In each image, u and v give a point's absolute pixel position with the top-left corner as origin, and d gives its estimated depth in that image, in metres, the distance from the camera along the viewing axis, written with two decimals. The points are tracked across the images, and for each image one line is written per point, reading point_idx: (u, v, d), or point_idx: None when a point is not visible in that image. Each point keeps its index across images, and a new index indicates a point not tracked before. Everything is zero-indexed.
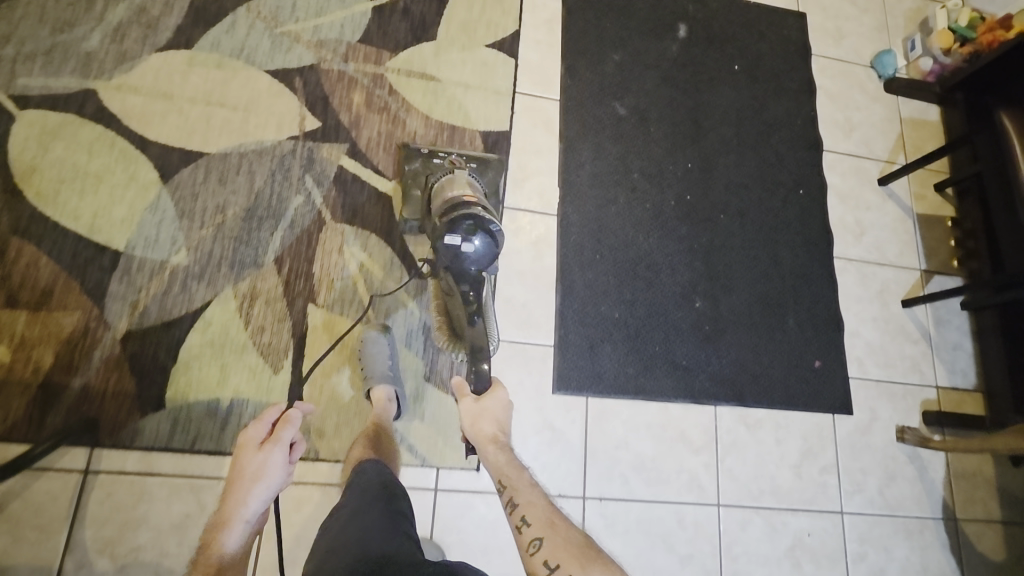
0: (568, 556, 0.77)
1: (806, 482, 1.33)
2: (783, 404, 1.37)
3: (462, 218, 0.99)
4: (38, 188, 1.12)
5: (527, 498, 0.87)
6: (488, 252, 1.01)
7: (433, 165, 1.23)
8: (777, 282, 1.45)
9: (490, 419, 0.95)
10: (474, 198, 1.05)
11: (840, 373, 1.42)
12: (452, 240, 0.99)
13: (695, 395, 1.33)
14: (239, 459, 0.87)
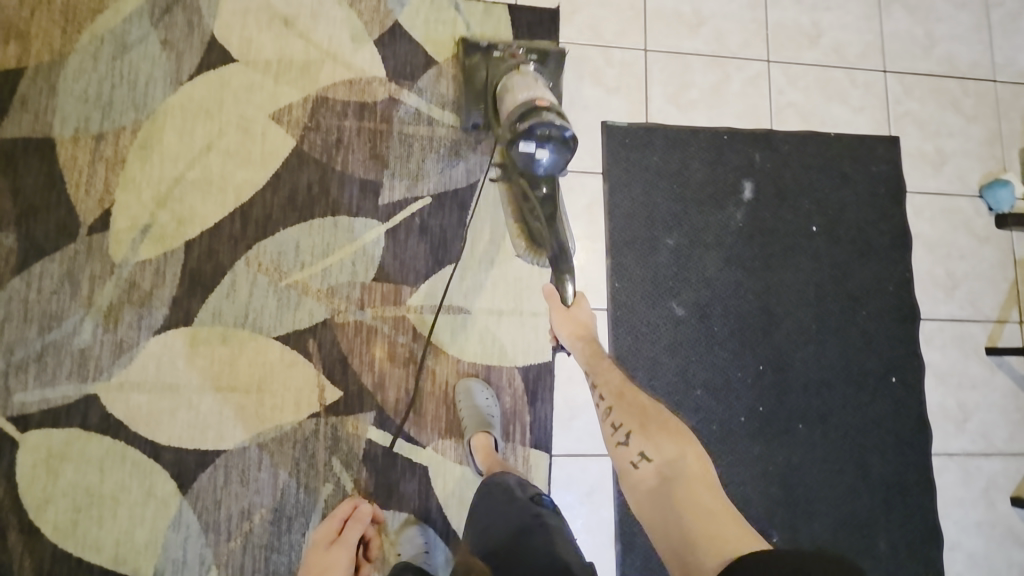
0: (631, 416, 0.94)
1: None
2: None
3: (536, 126, 1.02)
4: (55, 522, 1.05)
5: (605, 378, 1.03)
6: (561, 156, 1.07)
7: (494, 59, 1.19)
8: (862, 500, 1.29)
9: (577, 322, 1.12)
10: (545, 101, 1.04)
11: None
12: (525, 146, 1.05)
13: None
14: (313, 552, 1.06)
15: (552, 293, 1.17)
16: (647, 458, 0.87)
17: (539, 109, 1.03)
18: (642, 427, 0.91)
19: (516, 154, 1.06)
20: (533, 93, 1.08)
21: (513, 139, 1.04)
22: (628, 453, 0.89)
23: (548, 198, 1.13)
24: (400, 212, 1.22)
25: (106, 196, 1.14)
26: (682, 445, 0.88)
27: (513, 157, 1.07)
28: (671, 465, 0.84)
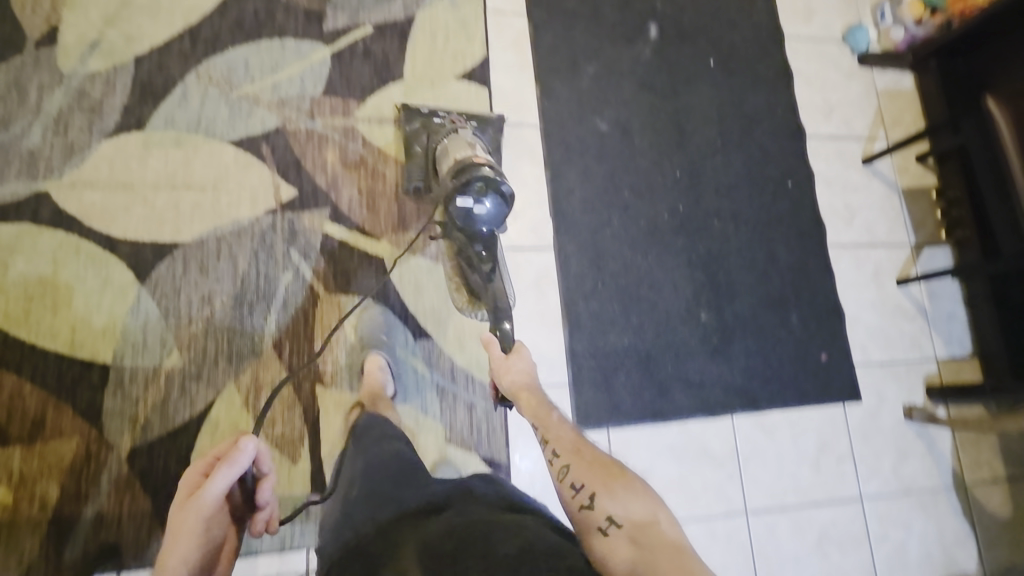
0: (592, 473, 0.71)
1: (825, 473, 1.36)
2: (797, 402, 1.38)
3: (473, 180, 1.06)
4: (6, 310, 1.05)
5: (557, 431, 0.80)
6: (499, 211, 1.10)
7: (434, 124, 1.29)
8: (777, 281, 1.45)
9: (517, 374, 0.91)
10: (482, 158, 1.10)
11: (847, 363, 1.44)
12: (463, 202, 1.08)
13: (712, 408, 1.33)
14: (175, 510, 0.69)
15: (489, 342, 0.96)
16: (617, 523, 0.64)
17: (478, 167, 1.08)
18: (598, 476, 0.70)
19: (454, 209, 1.09)
20: (472, 151, 1.15)
21: (454, 191, 1.07)
22: (591, 513, 0.67)
23: (488, 253, 1.15)
24: (343, 38, 1.32)
25: (53, 15, 1.19)
26: (649, 502, 0.66)
27: (451, 212, 1.09)
28: (646, 526, 0.64)
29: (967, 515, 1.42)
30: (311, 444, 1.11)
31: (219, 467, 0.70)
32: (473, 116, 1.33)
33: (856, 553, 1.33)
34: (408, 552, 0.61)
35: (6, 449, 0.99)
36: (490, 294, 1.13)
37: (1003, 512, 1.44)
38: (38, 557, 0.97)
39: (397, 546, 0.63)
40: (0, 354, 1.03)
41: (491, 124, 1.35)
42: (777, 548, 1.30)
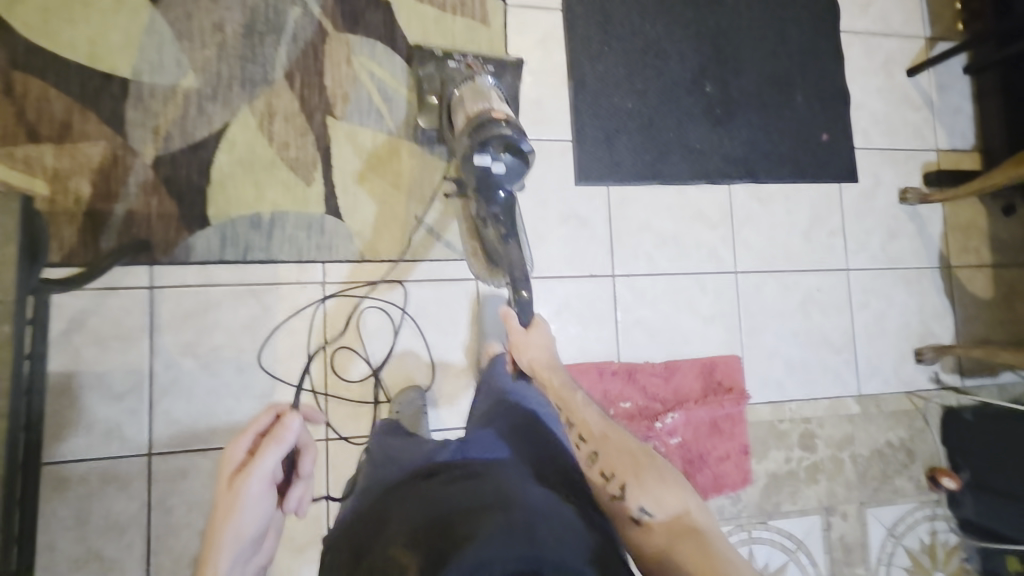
0: (623, 463, 0.73)
1: (815, 244, 1.42)
2: (794, 177, 1.42)
3: (491, 137, 1.02)
4: (25, 19, 1.08)
5: (582, 417, 0.83)
6: (517, 169, 1.05)
7: (448, 68, 1.20)
8: (786, 61, 1.45)
9: (533, 349, 0.97)
10: (501, 114, 1.05)
11: (847, 144, 1.46)
12: (480, 159, 1.02)
13: (711, 174, 1.37)
14: (224, 488, 0.68)
15: (508, 315, 1.02)
16: (648, 513, 0.68)
17: (497, 122, 1.04)
18: (632, 469, 0.72)
19: (472, 166, 1.04)
20: (490, 103, 1.09)
21: (473, 148, 1.03)
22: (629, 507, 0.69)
23: (507, 217, 1.07)
24: None
25: None
26: (679, 489, 0.69)
27: (469, 169, 1.05)
28: (678, 520, 0.67)
29: (948, 293, 1.49)
30: (323, 171, 1.17)
31: (267, 443, 0.69)
32: (487, 60, 1.22)
33: (837, 318, 1.41)
34: (412, 511, 0.64)
35: (38, 145, 1.07)
36: (507, 259, 1.05)
37: (983, 296, 1.51)
38: (77, 244, 1.06)
39: (411, 507, 0.65)
40: (25, 61, 1.07)
41: (507, 69, 1.24)
42: (761, 306, 1.38)
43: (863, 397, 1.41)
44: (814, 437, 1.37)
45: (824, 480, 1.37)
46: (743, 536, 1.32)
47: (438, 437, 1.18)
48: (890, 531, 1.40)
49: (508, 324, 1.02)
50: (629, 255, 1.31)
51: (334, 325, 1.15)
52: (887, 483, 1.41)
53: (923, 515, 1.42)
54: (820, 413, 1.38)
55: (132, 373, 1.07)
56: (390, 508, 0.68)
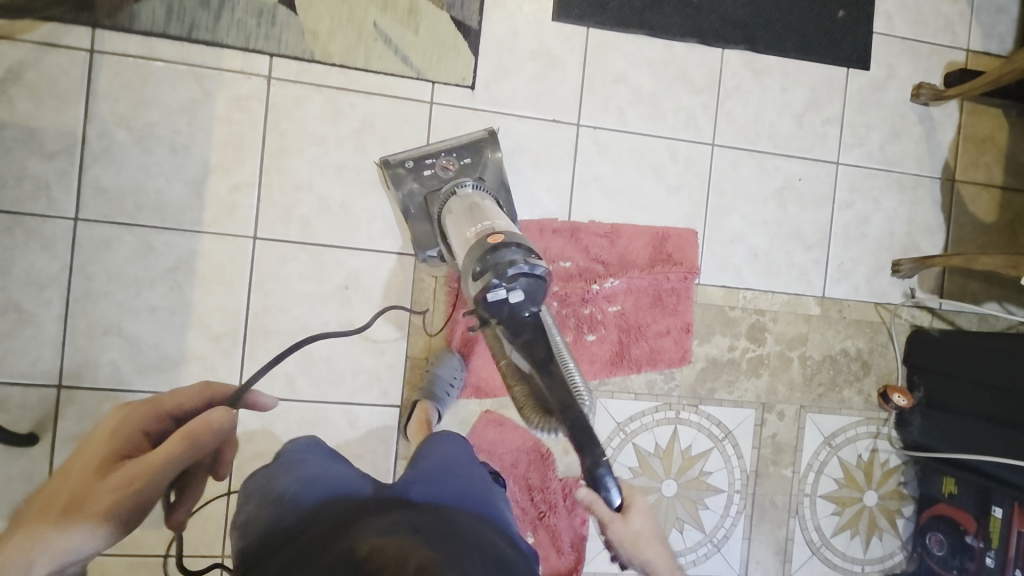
0: None
1: (807, 131, 1.31)
2: (797, 53, 1.29)
3: (498, 270, 0.87)
4: None
5: None
6: (537, 287, 0.90)
7: (428, 177, 1.10)
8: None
9: (639, 538, 0.85)
10: (497, 231, 0.92)
11: (865, 26, 1.32)
12: (497, 295, 0.88)
13: (704, 35, 1.26)
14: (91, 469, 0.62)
15: (593, 503, 0.87)
16: None
17: (503, 246, 0.89)
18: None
19: (490, 308, 0.89)
20: (490, 223, 0.95)
21: (484, 286, 0.87)
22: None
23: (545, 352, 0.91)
24: None
25: None
26: None
27: (485, 312, 0.90)
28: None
29: (944, 209, 1.37)
30: None
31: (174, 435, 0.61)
32: (463, 149, 1.12)
33: (815, 213, 1.32)
34: (392, 534, 0.64)
35: None
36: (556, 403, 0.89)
37: (984, 218, 1.39)
38: None
39: (385, 534, 0.64)
40: None
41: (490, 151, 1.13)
42: (734, 187, 1.29)
43: (826, 300, 1.34)
44: (765, 332, 1.31)
45: (766, 377, 1.32)
46: (669, 415, 1.28)
47: (368, 258, 1.15)
48: (827, 439, 1.35)
49: (594, 514, 0.87)
50: (599, 109, 1.23)
51: (274, 124, 1.11)
52: (835, 393, 1.35)
53: (867, 430, 1.36)
54: (776, 308, 1.32)
55: (67, 135, 1.05)
56: (370, 518, 0.68)
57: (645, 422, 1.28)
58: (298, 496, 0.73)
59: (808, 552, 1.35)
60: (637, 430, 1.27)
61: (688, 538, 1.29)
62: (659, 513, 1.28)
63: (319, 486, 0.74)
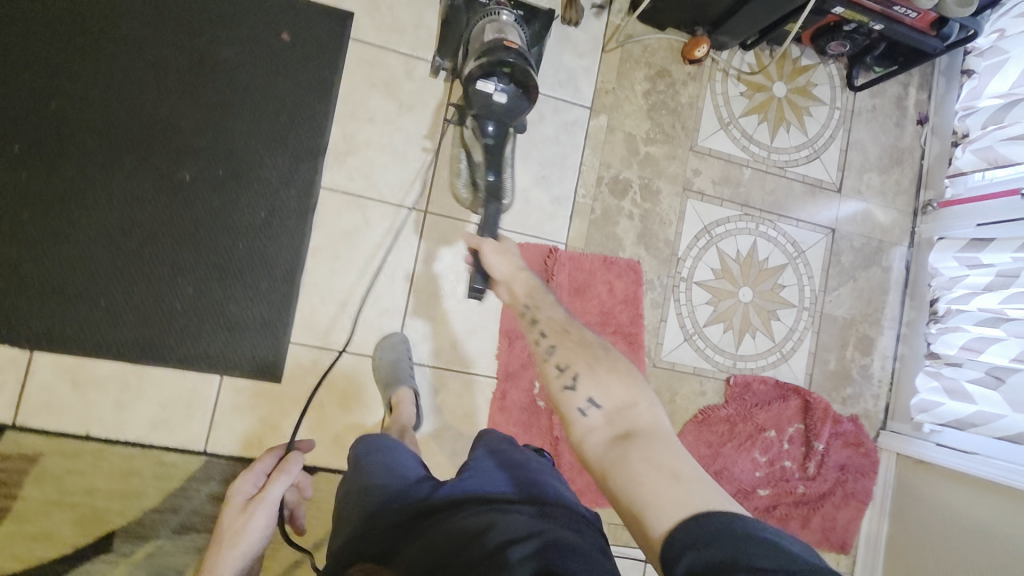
0: (575, 352, 0.68)
1: (420, 100, 1.20)
2: (333, 101, 1.16)
3: (498, 60, 0.93)
4: None
5: (565, 342, 0.70)
6: (518, 102, 0.98)
7: (477, 7, 1.05)
8: (166, 42, 1.09)
9: (500, 260, 0.85)
10: (513, 42, 0.96)
11: (305, 17, 1.15)
12: (483, 87, 0.95)
13: (307, 207, 1.13)
14: (227, 519, 0.86)
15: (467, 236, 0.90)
16: (595, 405, 0.62)
17: (513, 52, 0.94)
18: (567, 335, 0.71)
19: (472, 92, 0.96)
20: (504, 32, 0.99)
21: (480, 70, 0.94)
22: (545, 358, 0.69)
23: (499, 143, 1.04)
24: None
25: None
26: (633, 384, 0.64)
27: (467, 92, 0.97)
28: (626, 413, 0.61)
29: None
30: None
31: (275, 475, 0.90)
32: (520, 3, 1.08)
33: None
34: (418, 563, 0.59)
35: None
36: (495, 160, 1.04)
37: None
38: None
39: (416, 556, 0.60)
40: None
41: (540, 14, 1.09)
42: None
43: (595, 104, 1.30)
44: (618, 177, 1.31)
45: (660, 182, 1.33)
46: (683, 286, 1.34)
47: None
48: (723, 126, 1.38)
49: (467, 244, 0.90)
50: (380, 333, 1.16)
51: None
52: (682, 111, 1.35)
53: (721, 83, 1.37)
54: (596, 161, 1.30)
55: None
56: (424, 522, 0.65)
57: (688, 311, 1.34)
58: (372, 512, 0.70)
59: (819, 161, 1.43)
60: (694, 319, 1.34)
61: (790, 278, 1.40)
62: (764, 305, 1.38)
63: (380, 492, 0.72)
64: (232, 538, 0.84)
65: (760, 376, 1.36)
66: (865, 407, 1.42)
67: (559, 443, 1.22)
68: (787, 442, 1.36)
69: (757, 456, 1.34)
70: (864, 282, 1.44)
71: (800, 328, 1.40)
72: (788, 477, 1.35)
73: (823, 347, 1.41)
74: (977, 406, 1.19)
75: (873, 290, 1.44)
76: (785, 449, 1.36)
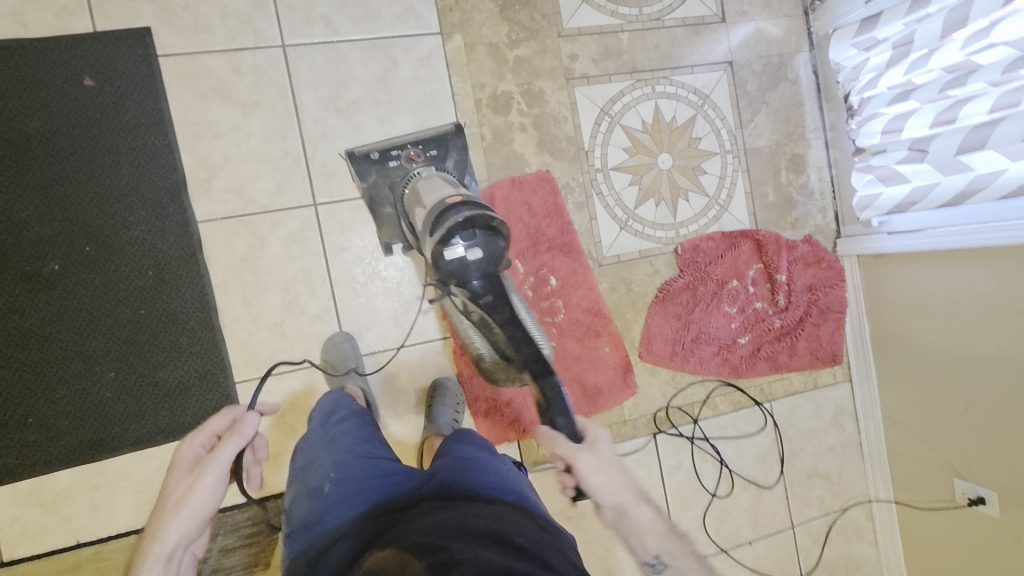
0: (667, 546, 0.79)
1: (260, 93, 1.11)
2: (169, 129, 1.06)
3: (456, 217, 0.88)
4: None
5: (653, 538, 0.80)
6: (495, 244, 0.91)
7: (392, 169, 1.13)
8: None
9: (571, 454, 0.84)
10: (457, 196, 0.92)
11: (98, 50, 1.04)
12: (451, 252, 0.88)
13: (192, 248, 1.07)
14: (168, 486, 0.71)
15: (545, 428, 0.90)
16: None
17: (462, 207, 0.90)
18: (666, 536, 0.80)
19: (445, 264, 0.90)
20: (446, 190, 0.97)
21: (440, 240, 0.88)
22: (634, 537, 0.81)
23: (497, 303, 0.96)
24: None
25: None
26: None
27: (439, 265, 0.90)
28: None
29: None
30: None
31: (228, 436, 0.73)
32: (428, 143, 1.16)
33: (353, 62, 1.15)
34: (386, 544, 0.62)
35: None
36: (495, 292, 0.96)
37: None
38: None
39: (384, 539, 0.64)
40: None
41: (449, 140, 1.17)
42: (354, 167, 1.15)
43: (444, 27, 1.20)
44: (496, 94, 1.23)
45: (540, 82, 1.25)
46: (600, 178, 1.29)
47: None
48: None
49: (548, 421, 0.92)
50: (321, 340, 1.13)
51: None
52: None
53: None
54: (468, 86, 1.21)
55: None
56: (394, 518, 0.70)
57: (614, 199, 1.30)
58: (343, 506, 0.74)
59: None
60: (623, 205, 1.30)
61: (704, 128, 1.35)
62: (687, 165, 1.34)
63: (352, 483, 0.75)
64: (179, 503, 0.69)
65: (705, 235, 1.34)
66: (815, 224, 1.41)
67: None
68: (753, 285, 1.36)
69: (728, 309, 1.34)
70: (777, 103, 1.39)
71: (729, 172, 1.36)
72: (763, 317, 1.36)
73: (758, 182, 1.38)
74: (911, 183, 1.16)
75: (789, 107, 1.39)
76: (752, 293, 1.36)
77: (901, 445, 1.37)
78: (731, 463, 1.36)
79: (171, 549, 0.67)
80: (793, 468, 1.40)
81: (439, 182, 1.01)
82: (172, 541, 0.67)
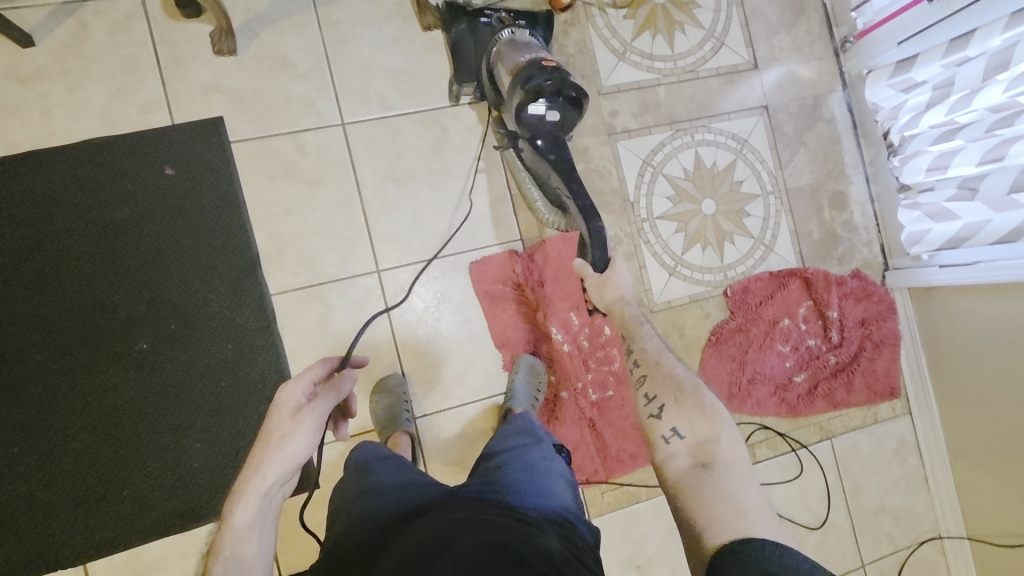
0: (665, 388, 0.87)
1: (324, 171, 1.17)
2: (243, 210, 1.13)
3: (544, 81, 0.95)
4: None
5: (660, 381, 0.88)
6: (569, 111, 0.98)
7: (483, 28, 1.13)
8: (61, 230, 1.06)
9: (614, 288, 1.02)
10: (550, 60, 0.98)
11: (176, 143, 1.11)
12: (534, 108, 0.96)
13: (267, 319, 1.12)
14: (273, 422, 0.82)
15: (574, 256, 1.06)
16: (679, 435, 0.80)
17: (551, 71, 0.96)
18: (659, 373, 0.90)
19: (527, 119, 0.97)
20: (536, 52, 1.02)
21: (528, 95, 0.95)
22: (639, 394, 0.89)
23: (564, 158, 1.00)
24: None
25: None
26: (711, 422, 0.81)
27: (520, 120, 0.97)
28: (706, 445, 0.78)
29: None
30: None
31: (327, 390, 0.86)
32: (520, 14, 1.14)
33: (408, 133, 1.21)
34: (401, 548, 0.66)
35: None
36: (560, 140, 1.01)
37: None
38: None
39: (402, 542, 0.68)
40: None
41: (541, 19, 1.15)
42: (414, 232, 1.20)
43: None
44: None
45: (584, 140, 1.30)
46: (647, 226, 1.32)
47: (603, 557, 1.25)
48: (620, 57, 1.33)
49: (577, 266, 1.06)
50: None
51: None
52: (575, 60, 1.31)
53: (601, 17, 1.32)
54: None
55: None
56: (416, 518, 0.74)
57: (661, 246, 1.33)
58: (369, 511, 0.78)
59: (725, 48, 1.38)
60: (671, 251, 1.33)
61: (745, 172, 1.38)
62: (731, 208, 1.36)
63: (381, 493, 0.80)
64: (280, 441, 0.80)
65: (753, 276, 1.36)
66: (862, 258, 1.42)
67: (595, 423, 1.24)
68: (804, 323, 1.37)
69: (781, 348, 1.35)
70: (815, 142, 1.41)
71: (772, 213, 1.39)
72: (816, 355, 1.37)
73: (802, 221, 1.40)
74: (962, 219, 1.17)
75: (827, 145, 1.42)
76: (804, 330, 1.36)
77: (969, 480, 1.34)
78: (796, 503, 1.35)
79: (269, 484, 0.77)
80: (859, 504, 1.39)
81: (529, 50, 1.04)
82: (271, 477, 0.78)
